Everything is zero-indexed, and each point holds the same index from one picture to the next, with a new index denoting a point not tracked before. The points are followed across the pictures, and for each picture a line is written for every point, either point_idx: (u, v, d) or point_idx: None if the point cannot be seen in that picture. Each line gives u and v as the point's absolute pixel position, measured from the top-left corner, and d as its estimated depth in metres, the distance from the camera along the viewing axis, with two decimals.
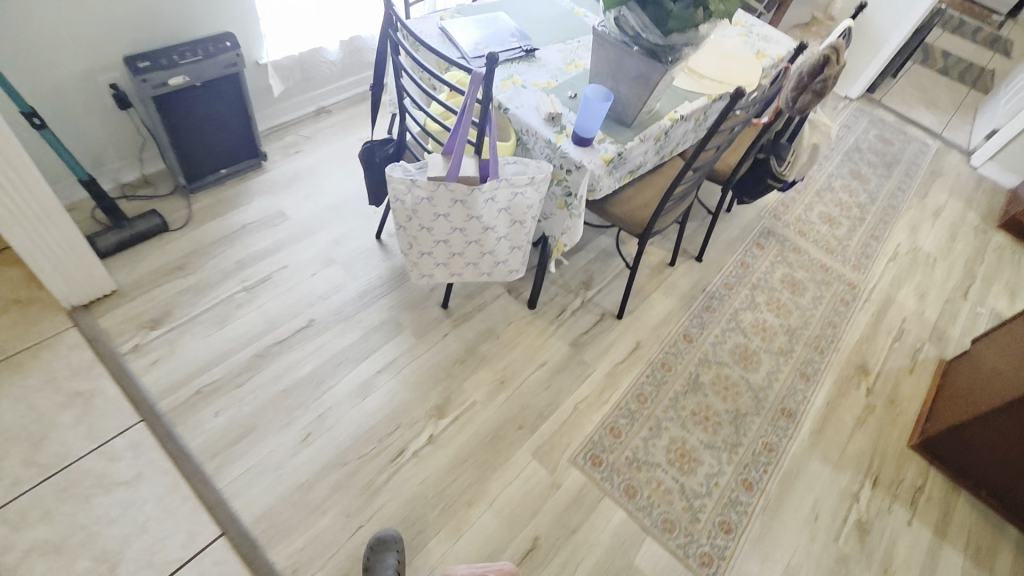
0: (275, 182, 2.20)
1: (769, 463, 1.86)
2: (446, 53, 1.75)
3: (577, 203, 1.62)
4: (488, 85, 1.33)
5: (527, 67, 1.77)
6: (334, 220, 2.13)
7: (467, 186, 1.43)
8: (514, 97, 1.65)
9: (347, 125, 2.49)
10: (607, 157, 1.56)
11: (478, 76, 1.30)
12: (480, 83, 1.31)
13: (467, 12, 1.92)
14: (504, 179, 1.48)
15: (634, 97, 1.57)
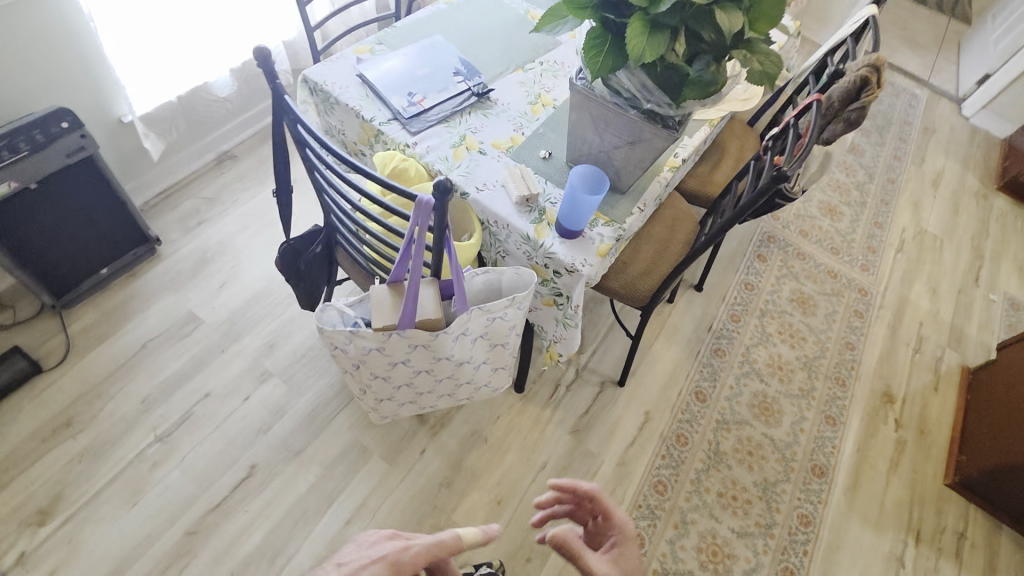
0: (178, 274, 1.77)
1: (808, 541, 1.66)
2: (371, 113, 1.31)
3: (571, 307, 1.26)
4: (441, 210, 0.92)
5: (483, 118, 1.37)
6: (263, 316, 1.74)
7: (429, 332, 1.06)
8: (472, 174, 1.26)
9: (260, 175, 2.03)
10: (604, 250, 1.20)
11: (427, 204, 0.89)
12: (431, 211, 0.91)
13: (392, 40, 1.45)
14: (477, 308, 1.10)
15: (632, 158, 1.20)
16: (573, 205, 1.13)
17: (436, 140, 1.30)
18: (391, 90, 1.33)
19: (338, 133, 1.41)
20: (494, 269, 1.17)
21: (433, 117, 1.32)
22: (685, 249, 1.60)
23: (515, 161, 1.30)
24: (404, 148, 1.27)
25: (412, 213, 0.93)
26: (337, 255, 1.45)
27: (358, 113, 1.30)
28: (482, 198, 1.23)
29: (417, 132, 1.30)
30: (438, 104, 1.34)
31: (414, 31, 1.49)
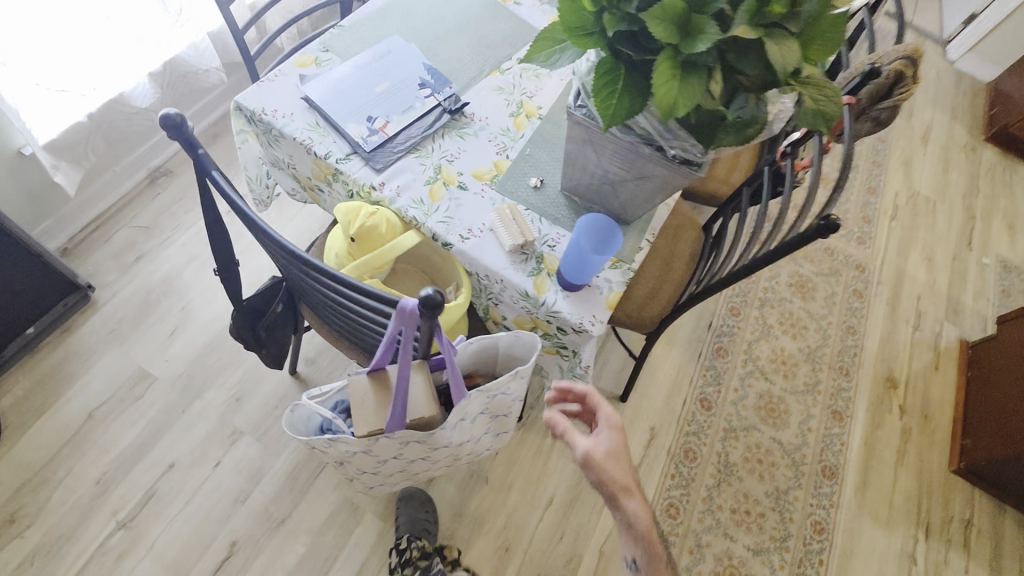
0: (122, 324, 1.56)
1: (822, 549, 1.65)
2: (326, 148, 1.08)
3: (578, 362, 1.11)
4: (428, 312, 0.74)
5: (459, 141, 1.15)
6: (226, 366, 1.55)
7: (421, 428, 0.92)
8: (454, 219, 1.06)
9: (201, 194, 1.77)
10: (614, 301, 1.04)
11: (410, 313, 0.71)
12: (416, 319, 0.72)
13: (341, 45, 1.19)
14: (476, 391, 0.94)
15: (639, 193, 1.03)
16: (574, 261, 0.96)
17: (407, 177, 1.09)
18: (347, 117, 1.10)
19: (288, 167, 1.18)
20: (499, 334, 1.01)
21: (401, 147, 1.11)
22: (689, 262, 1.45)
23: (503, 197, 1.11)
24: (370, 192, 1.06)
25: (391, 319, 0.74)
26: (302, 308, 1.25)
27: (309, 148, 1.07)
28: (468, 250, 1.04)
29: (383, 169, 1.08)
30: (404, 129, 1.11)
31: (366, 31, 1.23)
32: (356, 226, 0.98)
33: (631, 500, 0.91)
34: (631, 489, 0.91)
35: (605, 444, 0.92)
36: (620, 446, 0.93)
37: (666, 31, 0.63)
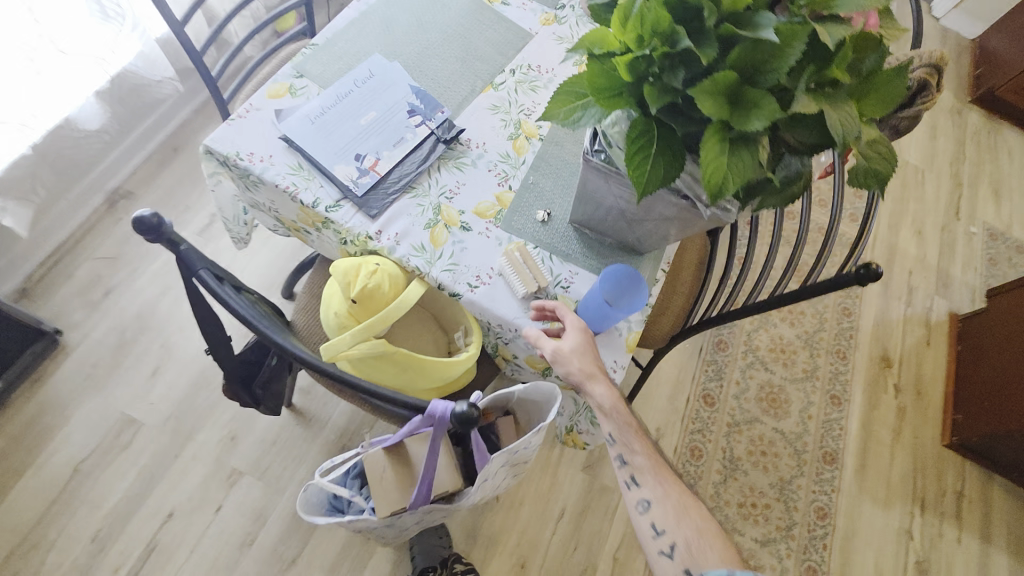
0: (97, 366, 1.45)
1: (826, 534, 1.70)
2: (313, 195, 0.98)
3: None
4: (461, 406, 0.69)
5: (458, 174, 1.06)
6: (216, 402, 1.46)
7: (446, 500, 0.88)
8: (460, 266, 0.99)
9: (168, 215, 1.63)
10: (633, 342, 0.99)
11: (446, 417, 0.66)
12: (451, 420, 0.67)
13: (317, 70, 1.08)
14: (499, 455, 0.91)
15: (658, 228, 0.97)
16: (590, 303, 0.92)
17: (405, 221, 1.00)
18: (333, 157, 0.99)
19: (270, 210, 1.07)
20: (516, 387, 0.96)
21: (396, 187, 1.01)
22: (696, 271, 1.40)
23: (509, 236, 1.03)
24: (366, 242, 0.97)
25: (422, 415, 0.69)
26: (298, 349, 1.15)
27: (294, 196, 0.97)
28: (478, 300, 0.97)
29: (378, 214, 0.99)
30: (398, 167, 1.02)
31: (343, 51, 1.11)
32: (358, 289, 0.89)
33: (597, 385, 0.91)
34: (601, 377, 0.91)
35: (573, 344, 0.91)
36: (588, 345, 0.92)
37: (716, 107, 0.56)
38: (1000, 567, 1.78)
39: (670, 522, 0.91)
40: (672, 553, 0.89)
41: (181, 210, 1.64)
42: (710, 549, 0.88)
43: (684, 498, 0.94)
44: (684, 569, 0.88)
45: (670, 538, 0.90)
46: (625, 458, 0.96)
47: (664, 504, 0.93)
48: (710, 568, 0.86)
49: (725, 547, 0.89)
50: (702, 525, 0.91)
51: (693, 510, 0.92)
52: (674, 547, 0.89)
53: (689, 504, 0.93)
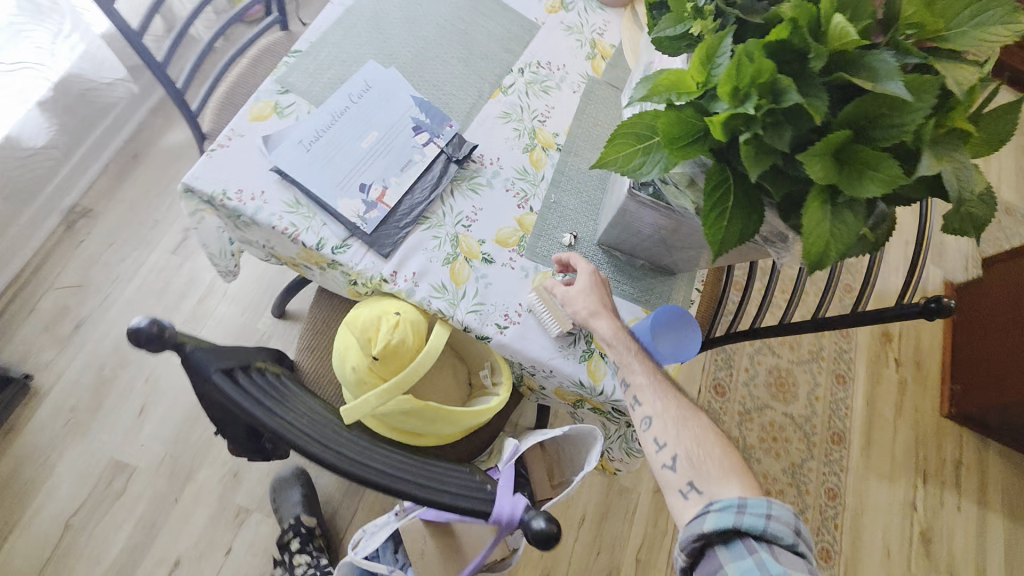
0: (77, 409, 1.32)
1: (837, 514, 1.76)
2: (317, 235, 0.86)
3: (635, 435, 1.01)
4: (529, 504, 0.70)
5: (474, 196, 0.96)
6: (213, 437, 1.36)
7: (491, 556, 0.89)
8: (486, 305, 0.90)
9: (136, 234, 1.47)
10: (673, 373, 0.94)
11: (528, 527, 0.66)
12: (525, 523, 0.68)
13: (303, 83, 0.94)
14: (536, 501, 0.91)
15: (701, 253, 0.90)
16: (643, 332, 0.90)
17: (422, 257, 0.89)
18: (335, 190, 0.87)
19: (265, 248, 0.96)
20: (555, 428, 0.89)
21: (408, 218, 0.90)
22: (718, 271, 1.34)
23: (536, 265, 0.95)
24: (381, 284, 0.87)
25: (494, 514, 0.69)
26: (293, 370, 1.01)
27: (294, 238, 0.86)
28: (509, 341, 0.89)
29: (392, 252, 0.88)
30: (409, 196, 0.91)
31: (331, 59, 0.97)
32: (380, 347, 0.80)
33: (600, 320, 0.84)
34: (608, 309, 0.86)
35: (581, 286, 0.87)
36: (601, 288, 0.88)
37: (824, 172, 0.48)
38: (994, 528, 1.87)
39: (673, 437, 0.80)
40: (675, 467, 0.79)
41: (150, 226, 1.49)
42: (717, 466, 0.79)
43: (688, 413, 0.83)
44: (688, 483, 0.78)
45: (674, 453, 0.80)
46: (625, 377, 0.84)
47: (664, 418, 0.82)
48: (723, 494, 0.75)
49: (735, 465, 0.79)
50: (706, 439, 0.81)
51: (701, 429, 0.82)
52: (677, 461, 0.79)
53: (691, 420, 0.82)
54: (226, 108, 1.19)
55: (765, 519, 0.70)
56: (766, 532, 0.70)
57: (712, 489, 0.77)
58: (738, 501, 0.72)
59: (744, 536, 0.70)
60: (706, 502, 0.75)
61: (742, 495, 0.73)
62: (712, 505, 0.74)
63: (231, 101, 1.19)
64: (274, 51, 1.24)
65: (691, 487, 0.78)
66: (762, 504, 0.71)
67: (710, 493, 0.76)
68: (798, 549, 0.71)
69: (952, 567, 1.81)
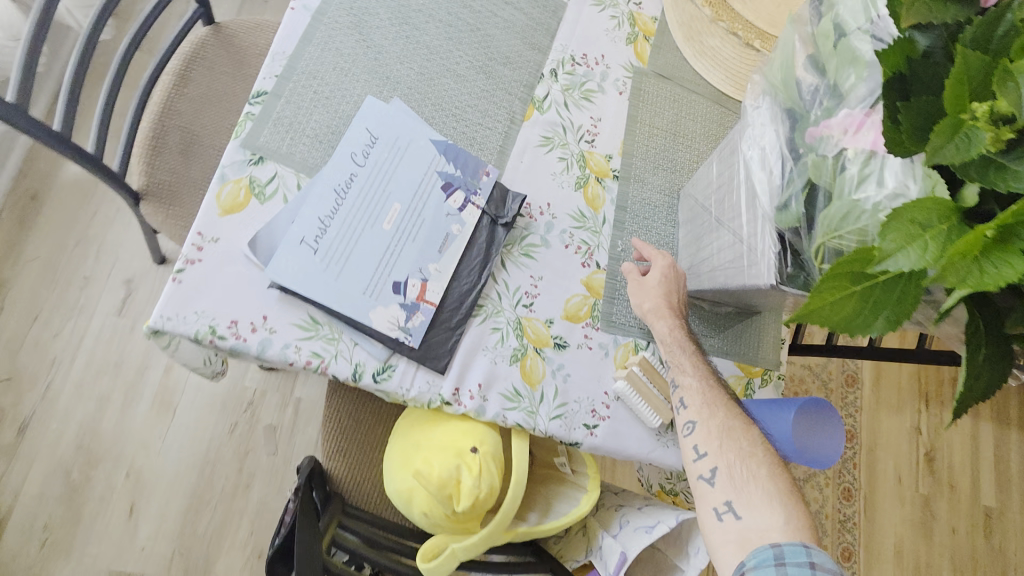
0: (52, 526, 1.11)
1: (854, 452, 1.84)
2: (350, 361, 0.66)
3: None
4: None
5: (531, 262, 0.76)
6: (224, 521, 1.17)
7: None
8: (569, 406, 0.74)
9: (65, 300, 1.19)
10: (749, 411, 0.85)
11: None
12: None
13: (281, 143, 0.67)
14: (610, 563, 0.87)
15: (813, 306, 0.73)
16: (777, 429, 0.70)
17: (484, 362, 0.71)
18: (362, 298, 0.65)
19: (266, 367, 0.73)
20: (660, 520, 0.76)
21: (459, 313, 0.70)
22: None
23: (615, 338, 0.78)
24: (442, 407, 0.68)
25: None
26: (309, 476, 0.83)
27: (322, 372, 0.65)
28: (604, 442, 0.74)
29: (449, 364, 0.69)
30: (456, 284, 0.70)
31: (312, 99, 0.69)
32: (465, 503, 0.66)
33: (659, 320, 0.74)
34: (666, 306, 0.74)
35: (645, 283, 0.76)
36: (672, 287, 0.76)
37: None
38: (987, 435, 1.99)
39: (715, 446, 0.68)
40: (713, 482, 0.67)
41: (80, 287, 1.20)
42: (759, 489, 0.65)
43: (736, 421, 0.69)
44: (725, 501, 0.65)
45: (714, 464, 0.67)
46: (672, 376, 0.74)
47: (710, 423, 0.69)
48: (764, 530, 0.63)
49: (783, 495, 0.65)
50: (750, 455, 0.67)
51: (748, 444, 0.68)
52: (718, 475, 0.67)
53: (739, 432, 0.68)
54: (157, 154, 0.85)
55: (811, 571, 0.59)
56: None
57: (753, 513, 0.64)
58: (775, 553, 0.60)
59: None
60: (744, 547, 0.63)
61: (777, 544, 0.61)
62: (746, 560, 0.61)
63: (163, 144, 0.85)
64: (206, 60, 0.90)
65: (729, 508, 0.65)
66: (802, 553, 0.60)
67: (750, 519, 0.64)
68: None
69: (954, 479, 1.93)
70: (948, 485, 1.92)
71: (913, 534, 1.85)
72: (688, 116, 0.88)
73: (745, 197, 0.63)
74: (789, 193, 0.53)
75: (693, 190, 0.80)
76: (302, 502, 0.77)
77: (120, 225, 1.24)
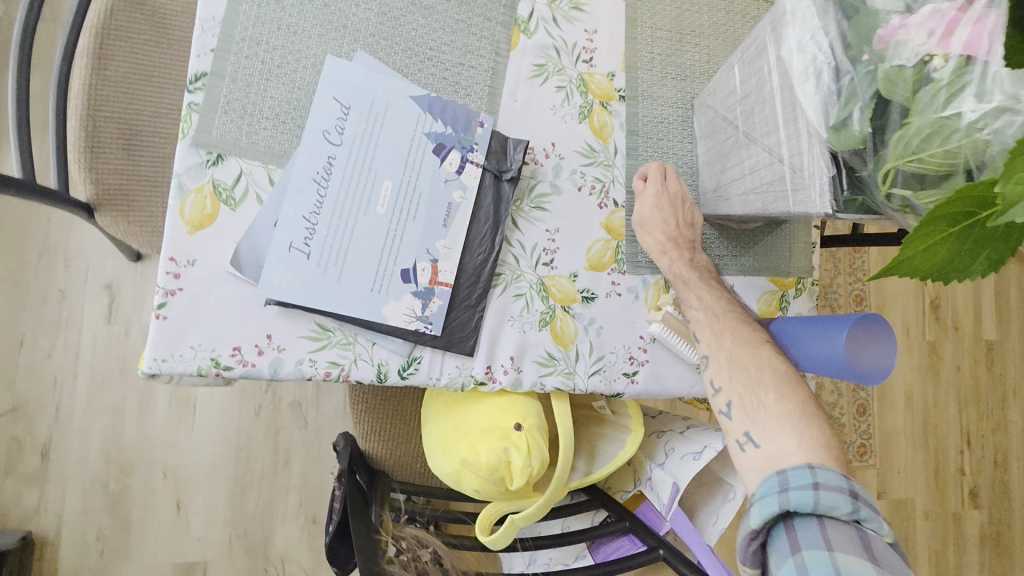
0: (104, 536, 1.12)
1: None
2: (372, 363, 0.61)
3: None
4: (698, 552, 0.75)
5: (543, 215, 0.68)
6: (272, 500, 1.19)
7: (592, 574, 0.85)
8: (606, 359, 0.70)
9: (46, 317, 1.13)
10: (766, 306, 0.80)
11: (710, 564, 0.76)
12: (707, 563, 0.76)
13: (240, 134, 0.57)
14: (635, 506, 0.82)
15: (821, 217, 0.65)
16: (822, 350, 0.65)
17: (513, 333, 0.66)
18: (372, 295, 0.59)
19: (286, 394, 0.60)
20: (707, 444, 0.72)
21: (477, 287, 0.64)
22: None
23: (643, 278, 0.73)
24: (478, 388, 0.65)
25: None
26: (347, 461, 0.80)
27: (345, 380, 0.60)
28: (646, 388, 0.71)
29: (476, 344, 0.64)
30: (468, 258, 0.64)
31: (262, 71, 0.58)
32: (519, 482, 0.64)
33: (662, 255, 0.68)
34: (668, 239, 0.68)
35: (645, 218, 0.69)
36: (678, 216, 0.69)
37: None
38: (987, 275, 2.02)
39: (725, 379, 0.62)
40: (728, 415, 0.61)
41: (57, 301, 1.13)
42: (773, 412, 0.58)
43: (741, 346, 0.63)
44: (742, 433, 0.59)
45: (726, 398, 0.62)
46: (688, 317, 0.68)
47: (718, 357, 0.63)
48: (783, 450, 0.55)
49: (804, 413, 0.57)
50: (760, 381, 0.60)
51: (757, 369, 0.61)
52: (731, 407, 0.61)
53: (746, 359, 0.62)
54: (98, 154, 0.72)
55: (814, 493, 0.51)
56: (816, 510, 0.51)
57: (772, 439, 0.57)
58: (779, 479, 0.53)
59: (790, 520, 0.52)
60: (767, 469, 0.55)
61: (782, 469, 0.54)
62: (754, 491, 0.54)
63: (100, 141, 0.72)
64: (121, 28, 0.73)
65: (747, 437, 0.58)
66: (806, 474, 0.52)
67: (767, 447, 0.56)
68: (860, 519, 0.51)
69: (958, 322, 1.98)
70: (952, 328, 1.97)
71: (922, 381, 1.91)
72: (692, 7, 0.76)
73: (783, 109, 0.55)
74: (851, 107, 0.44)
75: (709, 98, 0.71)
76: (346, 490, 0.75)
77: (78, 228, 1.14)
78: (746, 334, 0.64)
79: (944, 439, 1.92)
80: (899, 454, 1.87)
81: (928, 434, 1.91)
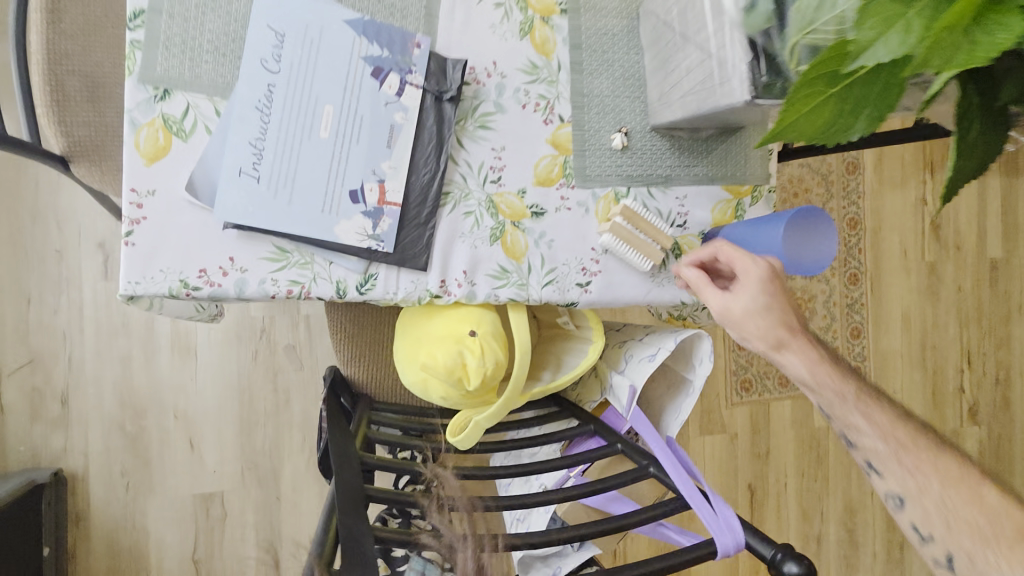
0: (128, 472, 1.23)
1: (859, 238, 1.81)
2: (330, 280, 0.65)
3: None
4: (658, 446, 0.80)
5: (489, 134, 0.71)
6: (278, 434, 1.30)
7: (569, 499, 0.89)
8: (559, 270, 0.73)
9: (48, 276, 1.19)
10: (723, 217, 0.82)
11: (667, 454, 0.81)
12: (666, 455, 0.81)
13: (183, 67, 0.59)
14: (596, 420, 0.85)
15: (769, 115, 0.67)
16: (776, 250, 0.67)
17: (465, 249, 0.70)
18: (323, 216, 0.63)
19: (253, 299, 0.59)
20: (660, 345, 0.81)
21: (427, 206, 0.68)
22: None
23: (593, 192, 0.75)
24: (434, 301, 0.69)
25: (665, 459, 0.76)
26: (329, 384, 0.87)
27: (307, 297, 0.65)
28: (600, 296, 0.75)
29: (429, 259, 0.68)
30: (415, 179, 0.67)
31: (197, 5, 0.60)
32: (476, 382, 0.68)
33: (788, 355, 0.65)
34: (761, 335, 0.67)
35: (744, 309, 0.65)
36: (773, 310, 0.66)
37: None
38: (992, 190, 1.95)
39: (938, 528, 0.60)
40: (952, 565, 0.59)
41: (56, 261, 1.19)
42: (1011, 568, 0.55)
43: (953, 488, 0.60)
44: None
45: (945, 548, 0.60)
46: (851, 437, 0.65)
47: (922, 500, 0.61)
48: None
49: None
50: (993, 535, 0.57)
51: (985, 521, 0.58)
52: (954, 559, 0.59)
53: (962, 502, 0.59)
54: (64, 107, 0.75)
55: None
56: None
57: None
58: None
59: None
60: None
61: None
62: None
63: (66, 94, 0.75)
64: None
65: None
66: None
67: None
68: None
69: (959, 241, 1.94)
70: (953, 247, 1.92)
71: (919, 302, 1.88)
72: None
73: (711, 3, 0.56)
74: None
75: (652, 6, 0.71)
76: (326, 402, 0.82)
77: (68, 189, 1.18)
78: (953, 469, 0.60)
79: (942, 358, 1.92)
80: (895, 374, 1.87)
81: (926, 354, 1.90)
